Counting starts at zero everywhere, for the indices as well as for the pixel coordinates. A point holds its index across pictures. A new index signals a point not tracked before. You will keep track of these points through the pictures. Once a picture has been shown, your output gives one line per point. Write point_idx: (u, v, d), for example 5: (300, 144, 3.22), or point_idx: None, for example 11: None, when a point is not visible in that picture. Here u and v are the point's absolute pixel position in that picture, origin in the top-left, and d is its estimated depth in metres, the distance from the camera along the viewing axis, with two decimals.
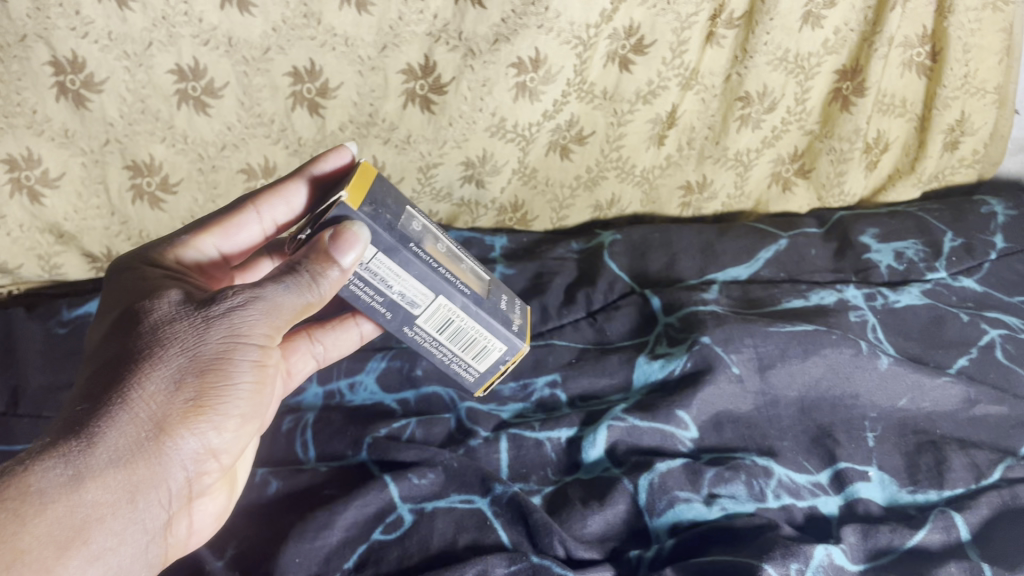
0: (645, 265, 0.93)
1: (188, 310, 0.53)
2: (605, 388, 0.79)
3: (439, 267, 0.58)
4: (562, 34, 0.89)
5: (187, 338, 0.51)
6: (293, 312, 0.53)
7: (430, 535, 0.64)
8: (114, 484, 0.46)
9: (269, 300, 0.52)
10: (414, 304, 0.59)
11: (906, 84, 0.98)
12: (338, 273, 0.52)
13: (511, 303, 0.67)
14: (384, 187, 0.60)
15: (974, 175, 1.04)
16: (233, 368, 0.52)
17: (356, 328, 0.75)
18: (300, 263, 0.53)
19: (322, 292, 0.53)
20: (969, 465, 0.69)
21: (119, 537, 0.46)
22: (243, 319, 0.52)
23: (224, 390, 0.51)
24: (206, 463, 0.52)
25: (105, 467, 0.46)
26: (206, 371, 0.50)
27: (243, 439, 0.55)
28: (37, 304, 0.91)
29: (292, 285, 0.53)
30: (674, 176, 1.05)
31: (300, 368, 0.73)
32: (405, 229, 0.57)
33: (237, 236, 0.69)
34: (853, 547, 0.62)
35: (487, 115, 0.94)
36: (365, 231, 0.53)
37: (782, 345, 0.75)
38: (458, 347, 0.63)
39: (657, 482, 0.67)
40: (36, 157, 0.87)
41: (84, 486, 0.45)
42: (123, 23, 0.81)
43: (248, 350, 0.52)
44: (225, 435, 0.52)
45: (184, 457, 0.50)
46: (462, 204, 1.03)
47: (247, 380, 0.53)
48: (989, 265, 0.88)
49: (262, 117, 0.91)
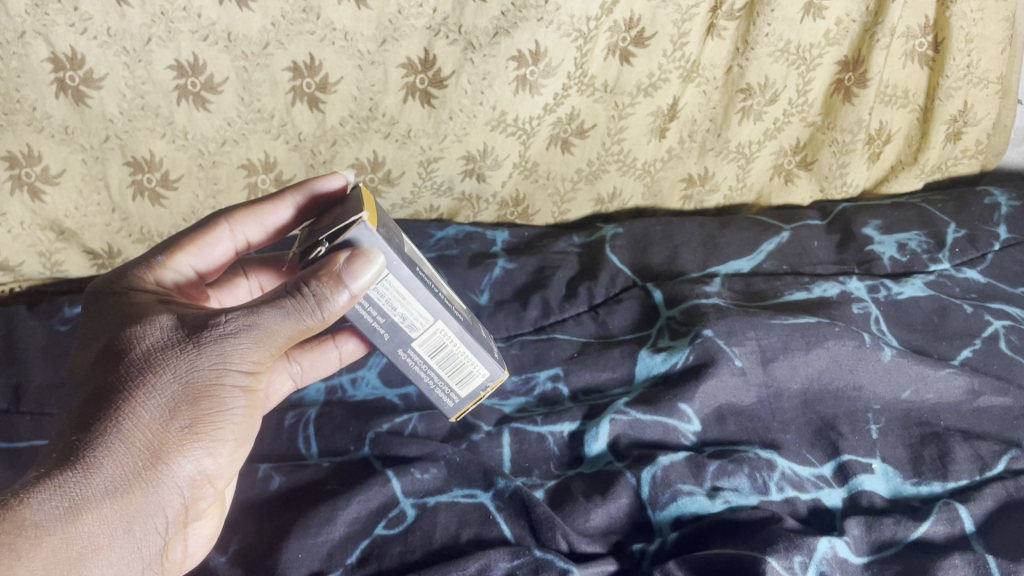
0: (647, 258, 0.93)
1: (179, 336, 0.52)
2: (607, 381, 0.79)
3: (439, 293, 0.59)
4: (562, 27, 0.89)
5: (180, 365, 0.50)
6: (289, 337, 0.53)
7: (433, 530, 0.64)
8: (109, 514, 0.46)
9: (264, 326, 0.52)
10: (413, 327, 0.59)
11: (908, 75, 0.97)
12: (346, 298, 0.52)
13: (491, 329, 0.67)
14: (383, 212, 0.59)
15: (978, 166, 1.04)
16: (226, 394, 0.51)
17: (335, 349, 0.74)
18: (300, 287, 0.52)
19: (325, 317, 0.53)
20: (974, 456, 0.69)
21: (115, 566, 0.47)
22: (237, 344, 0.51)
23: (218, 416, 0.51)
24: (201, 489, 0.52)
25: (100, 498, 0.46)
26: (199, 398, 0.50)
27: (235, 463, 0.55)
28: (39, 302, 0.91)
29: (288, 311, 0.52)
30: (675, 169, 1.04)
31: (277, 388, 0.73)
32: (409, 253, 0.58)
33: (212, 253, 0.69)
34: (857, 539, 0.62)
35: (487, 109, 0.94)
36: (380, 256, 0.52)
37: (785, 337, 0.75)
38: (444, 373, 0.63)
39: (660, 475, 0.67)
40: (37, 153, 0.86)
41: (79, 518, 0.45)
42: (122, 19, 0.81)
43: (240, 375, 0.52)
44: (218, 460, 0.52)
45: (179, 485, 0.50)
46: (463, 198, 1.03)
47: (239, 404, 0.52)
48: (992, 256, 0.88)
49: (262, 112, 0.91)
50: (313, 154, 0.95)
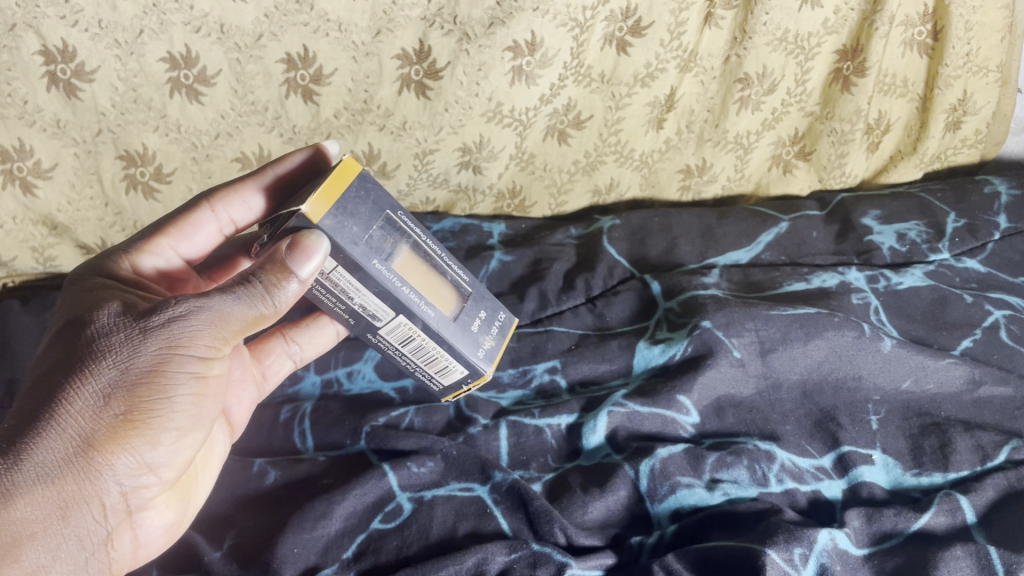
0: (645, 249, 0.92)
1: (129, 320, 0.52)
2: (604, 373, 0.78)
3: (404, 290, 0.57)
4: (558, 17, 0.88)
5: (122, 351, 0.50)
6: (243, 323, 0.53)
7: (430, 524, 0.64)
8: (41, 501, 0.47)
9: (215, 311, 0.52)
10: (375, 317, 0.59)
11: (907, 64, 0.97)
12: (296, 285, 0.52)
13: (489, 319, 0.67)
14: (362, 192, 0.56)
15: (977, 155, 1.03)
16: (169, 380, 0.51)
17: (331, 327, 0.78)
18: (255, 274, 0.53)
19: (277, 303, 0.53)
20: (975, 447, 0.68)
21: (51, 553, 0.48)
22: (183, 329, 0.51)
23: (160, 404, 0.51)
24: (146, 476, 0.52)
25: (30, 484, 0.47)
26: (139, 386, 0.50)
27: (187, 450, 0.54)
28: (31, 297, 0.91)
29: (242, 296, 0.53)
30: (673, 160, 1.03)
31: (276, 369, 0.76)
32: (376, 243, 0.56)
33: (194, 237, 0.69)
34: (857, 530, 0.62)
35: (483, 100, 0.93)
36: (326, 242, 0.51)
37: (784, 328, 0.75)
38: (421, 361, 0.64)
39: (658, 468, 0.66)
40: (28, 147, 0.86)
41: (7, 505, 0.46)
42: (113, 11, 0.80)
43: (188, 361, 0.51)
44: (162, 448, 0.52)
45: (119, 473, 0.50)
46: (459, 190, 1.02)
47: (187, 391, 0.52)
48: (992, 245, 0.87)
49: (256, 105, 0.90)
50: None
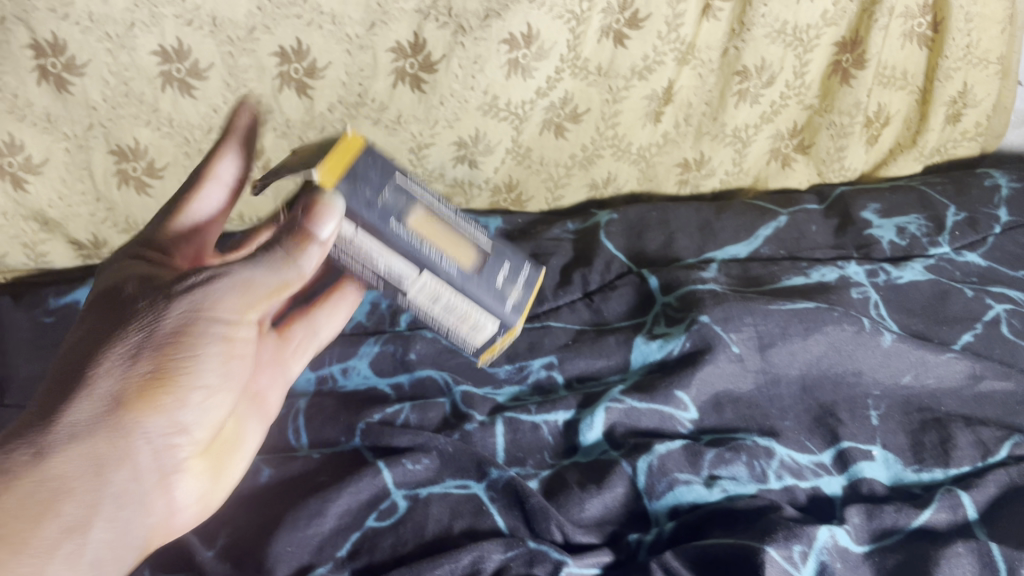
0: (642, 243, 0.92)
1: (155, 291, 0.51)
2: (602, 369, 0.78)
3: (424, 246, 0.51)
4: (554, 9, 0.87)
5: (147, 315, 0.49)
6: (270, 291, 0.51)
7: (425, 522, 0.63)
8: (79, 455, 0.45)
9: (240, 278, 0.50)
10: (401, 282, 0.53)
11: (907, 56, 0.95)
12: (320, 249, 0.49)
13: (514, 271, 0.58)
14: (375, 158, 0.52)
15: (977, 148, 1.03)
16: (197, 342, 0.49)
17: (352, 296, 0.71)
18: (277, 240, 0.51)
19: (302, 271, 0.51)
20: (976, 442, 0.68)
21: (92, 510, 0.45)
22: (209, 295, 0.49)
23: (190, 363, 0.49)
24: (179, 437, 0.50)
25: (68, 442, 0.45)
26: (165, 347, 0.48)
27: (218, 411, 0.52)
28: (23, 293, 0.90)
29: (265, 263, 0.51)
30: (671, 153, 1.03)
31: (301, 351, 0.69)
32: (392, 198, 0.51)
33: (195, 208, 0.63)
34: (857, 527, 0.61)
35: (479, 94, 0.92)
36: (342, 201, 0.47)
37: (783, 323, 0.74)
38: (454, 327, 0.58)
39: (656, 465, 0.65)
40: (19, 143, 0.84)
41: (48, 461, 0.44)
42: (104, 4, 0.79)
43: (215, 326, 0.50)
44: (192, 407, 0.50)
45: (155, 432, 0.48)
46: (455, 184, 1.01)
47: (217, 352, 0.51)
48: (993, 239, 0.86)
49: (249, 99, 0.88)
50: (302, 141, 0.93)
